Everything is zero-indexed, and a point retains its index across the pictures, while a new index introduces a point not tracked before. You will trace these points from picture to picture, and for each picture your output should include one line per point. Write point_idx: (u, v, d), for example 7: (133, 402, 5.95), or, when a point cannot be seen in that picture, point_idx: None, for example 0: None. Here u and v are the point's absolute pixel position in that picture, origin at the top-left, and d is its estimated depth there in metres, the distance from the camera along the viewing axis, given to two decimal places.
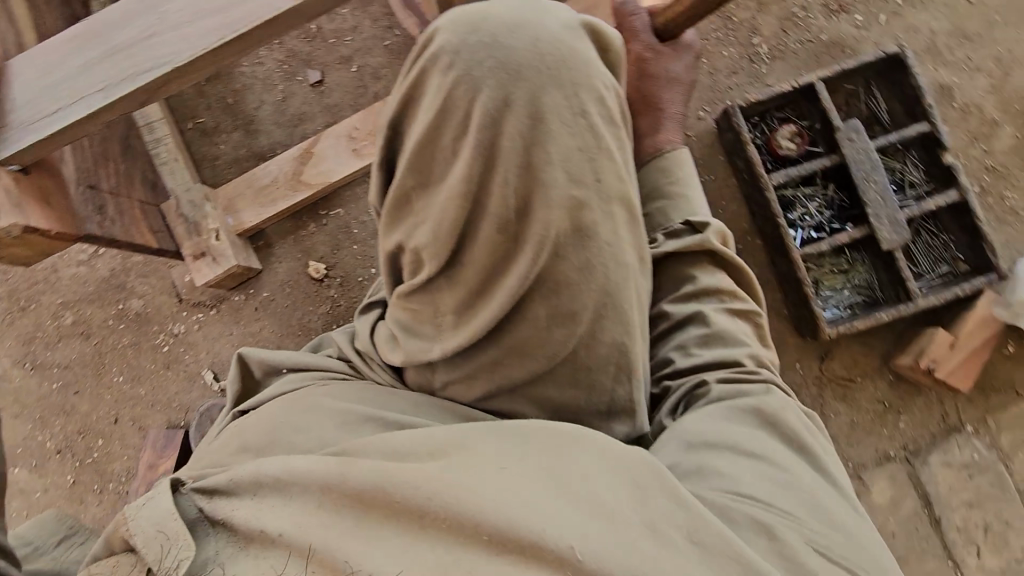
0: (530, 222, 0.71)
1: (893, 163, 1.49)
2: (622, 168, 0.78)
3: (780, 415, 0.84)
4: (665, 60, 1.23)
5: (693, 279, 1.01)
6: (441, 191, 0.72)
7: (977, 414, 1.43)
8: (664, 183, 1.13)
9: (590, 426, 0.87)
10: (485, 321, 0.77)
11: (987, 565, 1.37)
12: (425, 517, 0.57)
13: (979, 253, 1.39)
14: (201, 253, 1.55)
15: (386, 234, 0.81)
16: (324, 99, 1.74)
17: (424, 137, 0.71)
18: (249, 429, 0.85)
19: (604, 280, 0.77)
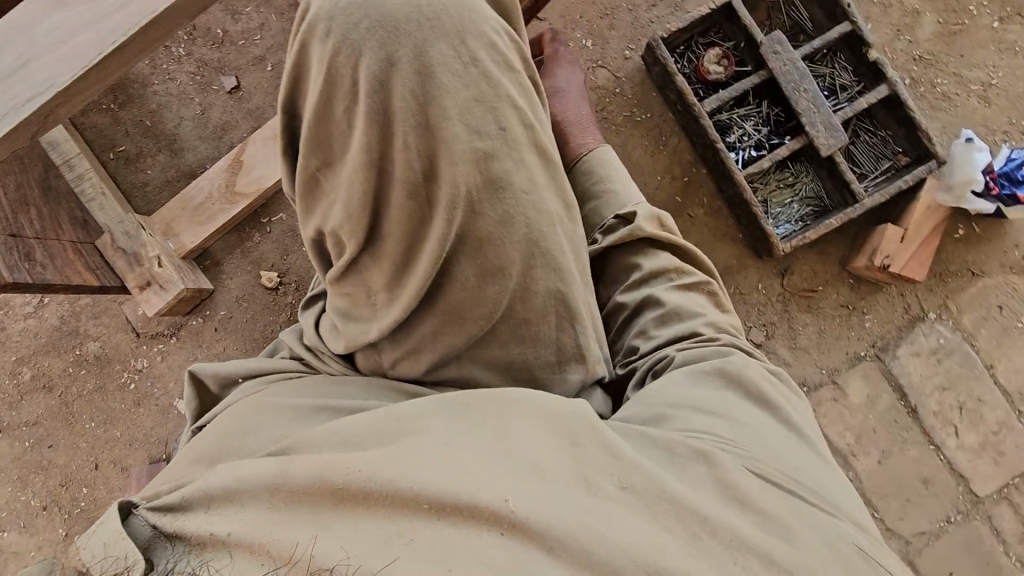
0: (439, 182, 0.70)
1: (823, 69, 1.49)
2: (529, 113, 0.76)
3: (743, 373, 0.83)
4: None
5: (639, 266, 1.00)
6: (345, 167, 0.70)
7: (937, 301, 1.47)
8: (591, 182, 1.11)
9: (547, 379, 0.86)
10: (415, 291, 0.76)
11: (965, 441, 1.44)
12: (369, 496, 0.58)
13: (917, 144, 1.40)
14: (146, 283, 1.49)
15: (304, 222, 0.79)
16: (244, 104, 1.68)
17: (316, 114, 0.69)
18: (202, 441, 0.86)
19: (528, 229, 0.76)
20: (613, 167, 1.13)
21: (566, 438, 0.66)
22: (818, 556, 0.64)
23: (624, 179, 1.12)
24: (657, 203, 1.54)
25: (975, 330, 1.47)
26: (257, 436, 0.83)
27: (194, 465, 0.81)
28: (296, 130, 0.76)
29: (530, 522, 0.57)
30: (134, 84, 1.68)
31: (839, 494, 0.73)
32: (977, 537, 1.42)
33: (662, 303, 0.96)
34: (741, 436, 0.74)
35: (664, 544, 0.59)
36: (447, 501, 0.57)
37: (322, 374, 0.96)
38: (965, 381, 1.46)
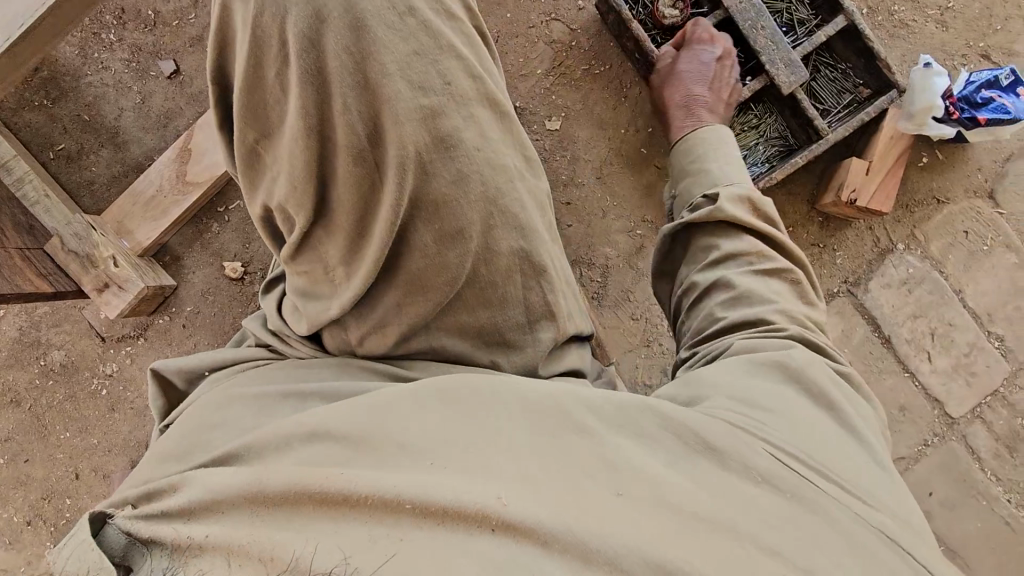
0: (384, 146, 0.65)
1: (779, 5, 1.47)
2: (475, 65, 0.72)
3: (805, 370, 0.79)
4: (670, 87, 1.28)
5: (714, 246, 0.98)
6: (284, 138, 0.65)
7: (905, 231, 1.48)
8: (692, 161, 1.13)
9: (519, 339, 0.86)
10: (372, 263, 0.72)
11: (938, 365, 1.48)
12: (347, 498, 0.55)
13: (877, 75, 1.38)
14: (103, 285, 1.44)
15: (250, 200, 0.75)
16: (186, 89, 1.59)
17: (246, 81, 0.64)
18: (174, 435, 0.83)
19: (485, 187, 0.73)
20: (721, 147, 1.12)
21: (566, 444, 0.62)
22: (849, 553, 0.58)
23: (734, 159, 1.10)
24: (622, 157, 1.52)
25: (942, 257, 1.49)
26: (228, 429, 0.80)
27: (168, 460, 0.78)
28: (228, 101, 0.70)
29: (522, 521, 0.53)
30: (66, 77, 1.58)
31: (886, 492, 0.66)
32: (953, 456, 1.47)
33: (734, 288, 0.92)
34: (770, 424, 0.69)
35: (669, 538, 0.55)
36: (431, 504, 0.54)
37: (290, 358, 0.93)
38: (935, 307, 1.49)
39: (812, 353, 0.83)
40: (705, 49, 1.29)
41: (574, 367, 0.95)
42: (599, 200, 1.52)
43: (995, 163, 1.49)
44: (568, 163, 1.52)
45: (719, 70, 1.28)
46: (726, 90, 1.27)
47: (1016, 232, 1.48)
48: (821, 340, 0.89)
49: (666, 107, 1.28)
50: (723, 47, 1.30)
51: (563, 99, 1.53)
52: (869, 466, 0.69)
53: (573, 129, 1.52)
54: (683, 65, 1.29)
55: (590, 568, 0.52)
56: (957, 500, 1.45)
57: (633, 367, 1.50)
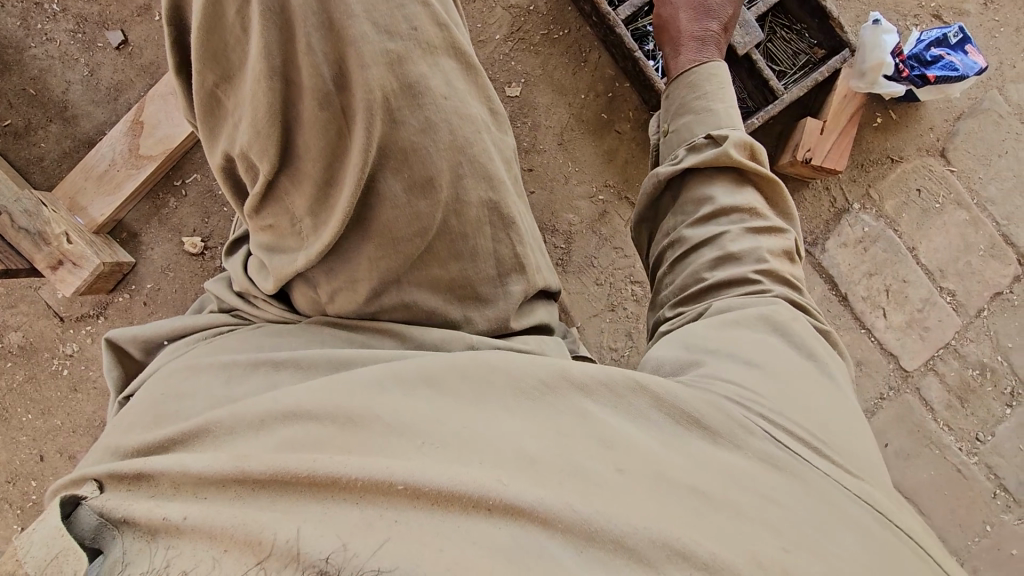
0: (352, 90, 0.65)
1: None
2: (437, 12, 0.72)
3: (785, 326, 0.82)
4: None
5: (711, 199, 0.98)
6: (246, 81, 0.64)
7: (861, 191, 1.51)
8: (697, 98, 1.10)
9: (489, 296, 0.85)
10: (338, 214, 0.70)
11: (893, 322, 1.52)
12: (337, 481, 0.53)
13: (831, 34, 1.40)
14: (58, 262, 1.41)
15: (211, 151, 0.74)
16: (136, 61, 1.55)
17: (205, 22, 0.62)
18: (135, 409, 0.77)
19: (453, 136, 0.73)
20: (725, 90, 1.10)
21: (553, 420, 0.62)
22: (834, 513, 0.59)
23: (731, 104, 1.09)
24: (585, 123, 1.52)
25: (897, 215, 1.52)
26: (195, 398, 0.76)
27: (133, 428, 0.73)
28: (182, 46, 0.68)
29: (521, 501, 0.53)
30: (8, 49, 1.53)
31: (864, 448, 0.69)
32: (908, 409, 1.51)
33: (733, 257, 0.92)
34: (764, 396, 0.69)
35: (672, 515, 0.55)
36: (426, 486, 0.52)
37: (251, 323, 0.92)
38: (891, 265, 1.52)
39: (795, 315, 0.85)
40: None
41: (542, 322, 0.95)
42: (561, 165, 1.52)
43: (947, 122, 1.52)
44: (531, 130, 1.52)
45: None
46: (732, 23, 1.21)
47: (966, 188, 1.52)
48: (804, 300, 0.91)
49: (670, 36, 1.20)
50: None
51: (522, 64, 1.51)
52: (862, 428, 0.72)
53: (534, 95, 1.52)
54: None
55: (595, 543, 0.52)
56: (912, 450, 1.50)
57: (598, 331, 1.51)
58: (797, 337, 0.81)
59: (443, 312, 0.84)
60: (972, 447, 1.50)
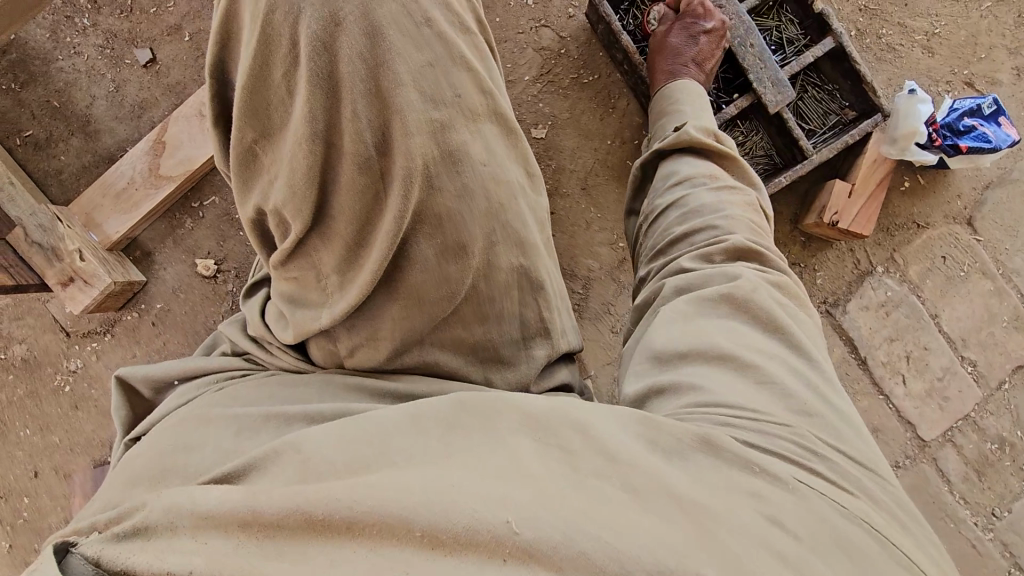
0: (393, 155, 0.60)
1: (769, 24, 1.45)
2: (487, 79, 0.67)
3: (749, 298, 0.78)
4: (673, 31, 1.29)
5: (675, 172, 1.05)
6: (285, 141, 0.59)
7: (885, 254, 1.49)
8: (670, 104, 1.20)
9: (512, 360, 0.82)
10: (367, 277, 0.66)
11: (913, 389, 1.49)
12: (351, 526, 0.46)
13: (863, 98, 1.38)
14: (69, 279, 1.39)
15: (243, 204, 0.69)
16: (162, 80, 1.54)
17: (250, 78, 0.57)
18: (138, 461, 0.72)
19: (489, 202, 0.68)
20: (698, 96, 1.20)
21: (563, 442, 0.53)
22: (832, 538, 0.52)
23: (703, 103, 1.18)
24: (609, 168, 1.51)
25: (920, 280, 1.50)
26: (205, 449, 0.70)
27: (133, 483, 0.68)
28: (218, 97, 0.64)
29: (537, 545, 0.44)
30: (35, 61, 1.52)
31: (857, 464, 0.63)
32: (923, 479, 1.48)
33: (695, 208, 0.95)
34: (751, 407, 0.65)
35: (679, 544, 0.46)
36: (438, 530, 0.44)
37: (264, 370, 0.87)
38: (911, 331, 1.50)
39: (758, 276, 0.83)
40: (668, 21, 1.32)
41: (563, 383, 0.92)
42: (583, 210, 1.50)
43: (975, 190, 1.51)
44: (555, 172, 1.50)
45: (693, 14, 1.28)
46: (712, 31, 1.26)
47: (992, 258, 1.50)
48: (768, 254, 0.89)
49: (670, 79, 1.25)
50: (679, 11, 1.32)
51: (550, 106, 1.50)
52: (861, 439, 0.67)
53: (559, 138, 1.51)
54: (673, 38, 1.28)
55: None
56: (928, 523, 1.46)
57: (611, 380, 1.49)
58: (762, 299, 0.78)
59: (463, 373, 0.80)
60: (988, 522, 1.45)
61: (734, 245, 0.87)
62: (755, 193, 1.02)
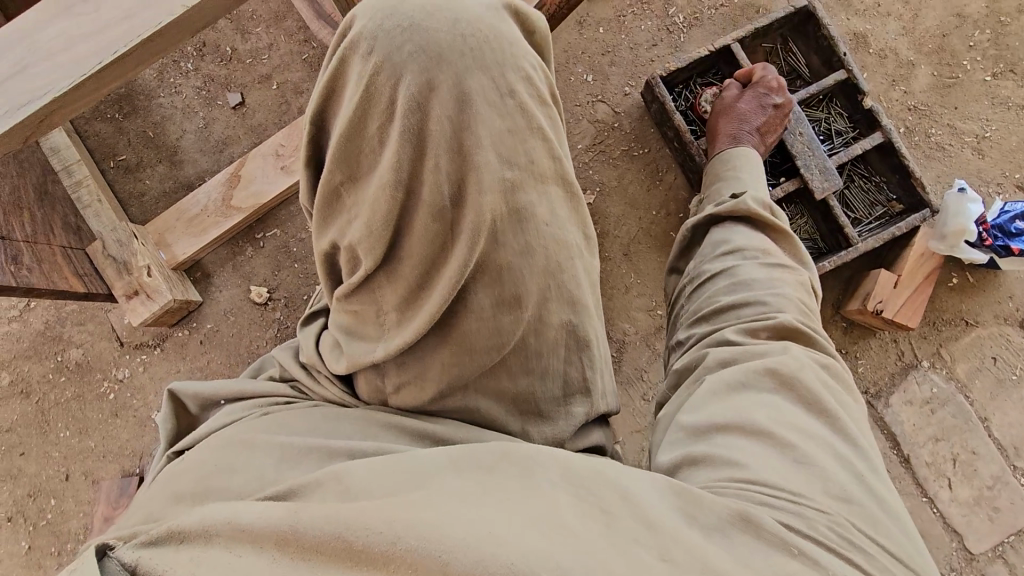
0: (466, 207, 0.65)
1: (818, 115, 1.50)
2: (556, 146, 0.72)
3: (796, 378, 0.77)
4: (742, 98, 1.35)
5: (728, 240, 1.06)
6: (371, 185, 0.65)
7: (931, 349, 1.46)
8: (727, 169, 1.24)
9: (550, 413, 0.83)
10: (427, 318, 0.70)
11: (959, 495, 1.41)
12: (388, 561, 0.46)
13: (911, 192, 1.41)
14: (133, 292, 1.49)
15: (319, 238, 0.75)
16: (247, 121, 1.69)
17: (348, 129, 0.64)
18: (178, 479, 0.74)
19: (548, 259, 0.72)
20: (754, 165, 1.23)
21: (599, 503, 0.55)
22: None
23: (759, 176, 1.20)
24: (652, 237, 1.55)
25: (968, 380, 1.45)
26: (245, 473, 0.71)
27: (171, 502, 0.69)
28: (315, 141, 0.71)
29: None
30: (140, 96, 1.70)
31: (900, 561, 0.62)
32: None
33: (745, 283, 0.96)
34: (794, 490, 0.64)
35: None
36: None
37: (310, 399, 0.90)
38: (958, 433, 1.44)
39: (805, 357, 0.82)
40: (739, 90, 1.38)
41: (597, 445, 0.91)
42: (623, 274, 1.54)
43: None
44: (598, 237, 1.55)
45: (768, 86, 1.34)
46: (779, 107, 1.33)
47: None
48: (816, 338, 0.88)
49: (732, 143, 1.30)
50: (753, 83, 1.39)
51: (599, 174, 1.57)
52: (907, 537, 0.66)
53: (606, 205, 1.56)
54: (742, 103, 1.34)
55: None
56: None
57: (638, 448, 1.46)
58: (808, 378, 0.78)
59: (501, 420, 0.82)
60: None
61: (781, 323, 0.87)
62: (806, 273, 1.01)
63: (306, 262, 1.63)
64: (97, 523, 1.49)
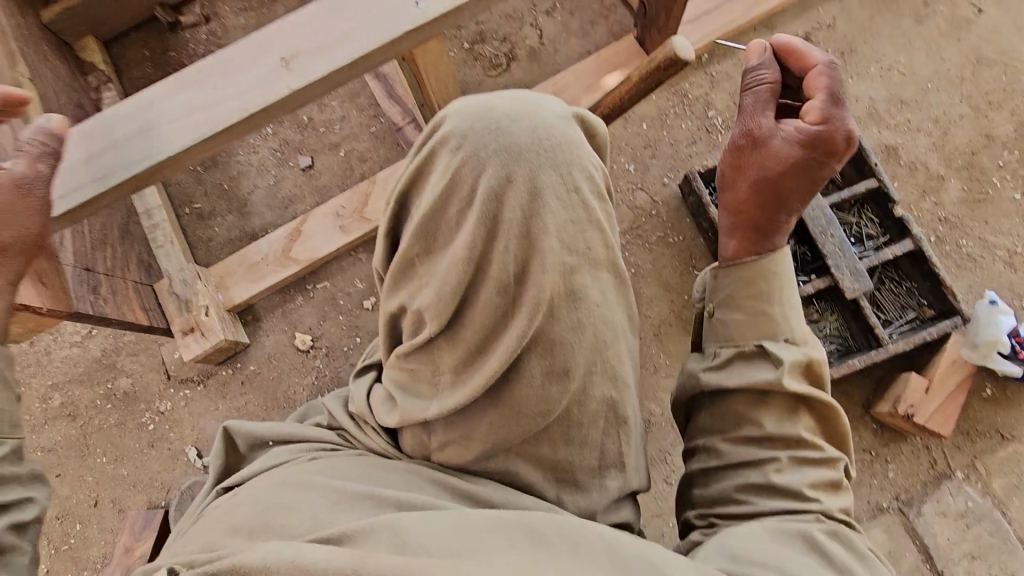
0: (528, 285, 0.73)
1: (850, 219, 1.56)
2: (611, 236, 0.79)
3: (831, 551, 0.77)
4: (784, 139, 0.93)
5: (756, 425, 0.86)
6: (445, 258, 0.74)
7: (965, 460, 1.43)
8: (751, 288, 0.91)
9: (583, 486, 0.86)
10: (482, 381, 0.77)
11: None
12: None
13: (942, 300, 1.44)
14: (189, 329, 1.59)
15: (388, 299, 0.83)
16: (314, 182, 1.85)
17: (431, 209, 0.74)
18: (232, 513, 0.79)
19: (595, 337, 0.78)
20: (789, 285, 0.92)
21: None
22: None
23: (791, 304, 0.91)
24: (684, 321, 1.60)
25: (1005, 497, 1.41)
26: (300, 514, 0.76)
27: (228, 535, 0.75)
28: (396, 215, 0.81)
29: None
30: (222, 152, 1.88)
31: None
32: None
33: (777, 489, 0.83)
34: None
35: None
36: None
37: (354, 450, 0.94)
38: (995, 552, 1.38)
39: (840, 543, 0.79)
40: (795, 136, 0.92)
41: (625, 523, 0.93)
42: (653, 354, 1.58)
43: None
44: None
45: (830, 144, 0.91)
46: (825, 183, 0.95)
47: None
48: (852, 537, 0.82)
49: (769, 226, 0.93)
50: (811, 126, 0.92)
51: (636, 256, 1.66)
52: None
53: (641, 286, 1.63)
54: (783, 146, 0.92)
55: None
56: None
57: (658, 533, 1.45)
58: (837, 549, 0.78)
59: (535, 488, 0.85)
60: None
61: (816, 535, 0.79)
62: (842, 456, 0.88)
63: (351, 315, 1.73)
64: (118, 554, 1.47)
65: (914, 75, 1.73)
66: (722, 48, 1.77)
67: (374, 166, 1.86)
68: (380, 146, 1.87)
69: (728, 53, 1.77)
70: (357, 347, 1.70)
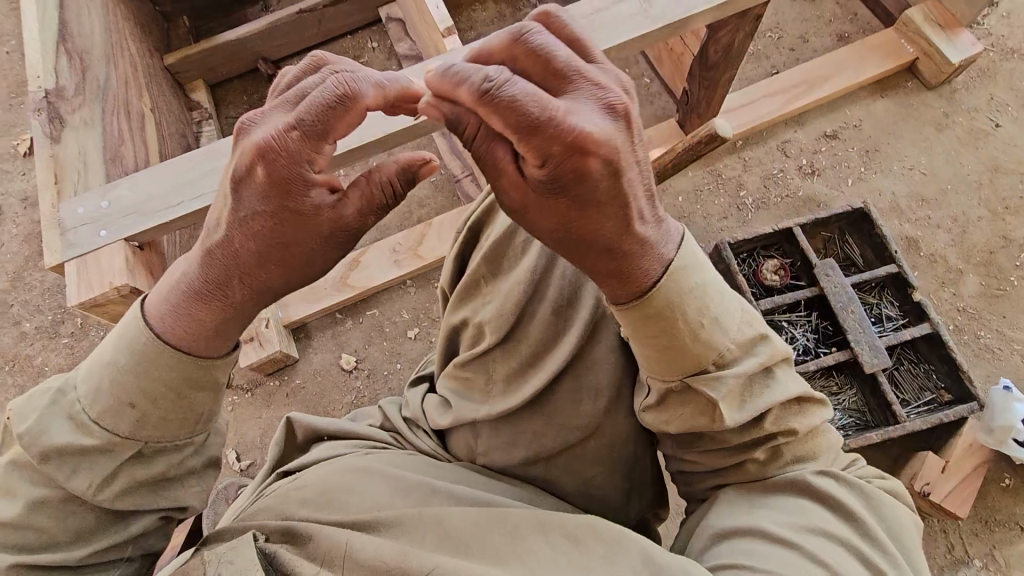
0: (577, 309, 0.87)
1: (870, 299, 1.67)
2: None
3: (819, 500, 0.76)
4: (533, 183, 0.62)
5: (717, 442, 0.80)
6: (509, 280, 0.89)
7: (984, 548, 1.44)
8: (661, 325, 0.72)
9: (605, 500, 0.96)
10: (532, 388, 0.88)
11: None
12: None
13: (959, 383, 1.50)
14: (250, 338, 1.74)
15: (452, 312, 0.97)
16: (376, 220, 2.05)
17: (502, 238, 0.90)
18: (300, 488, 0.89)
19: (631, 362, 0.89)
20: (710, 297, 0.73)
21: None
22: None
23: (718, 301, 0.74)
24: None
25: None
26: (363, 495, 0.85)
27: (296, 507, 0.85)
28: (468, 242, 0.97)
29: None
30: None
31: None
32: None
33: (757, 482, 0.80)
34: None
35: None
36: None
37: (408, 448, 1.04)
38: None
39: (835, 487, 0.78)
40: (535, 182, 0.61)
41: None
42: None
43: None
44: None
45: (575, 169, 0.59)
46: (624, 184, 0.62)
47: None
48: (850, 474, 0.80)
49: (616, 270, 0.69)
50: (535, 146, 0.57)
51: None
52: None
53: None
54: (539, 195, 0.62)
55: None
56: None
57: None
58: (825, 484, 0.78)
59: (564, 497, 0.94)
60: None
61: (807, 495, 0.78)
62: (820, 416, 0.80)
63: (395, 342, 1.86)
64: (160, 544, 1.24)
65: (934, 176, 1.88)
66: (756, 136, 1.95)
67: (431, 211, 2.06)
68: (438, 194, 2.07)
69: (761, 141, 1.94)
70: (396, 372, 1.83)
